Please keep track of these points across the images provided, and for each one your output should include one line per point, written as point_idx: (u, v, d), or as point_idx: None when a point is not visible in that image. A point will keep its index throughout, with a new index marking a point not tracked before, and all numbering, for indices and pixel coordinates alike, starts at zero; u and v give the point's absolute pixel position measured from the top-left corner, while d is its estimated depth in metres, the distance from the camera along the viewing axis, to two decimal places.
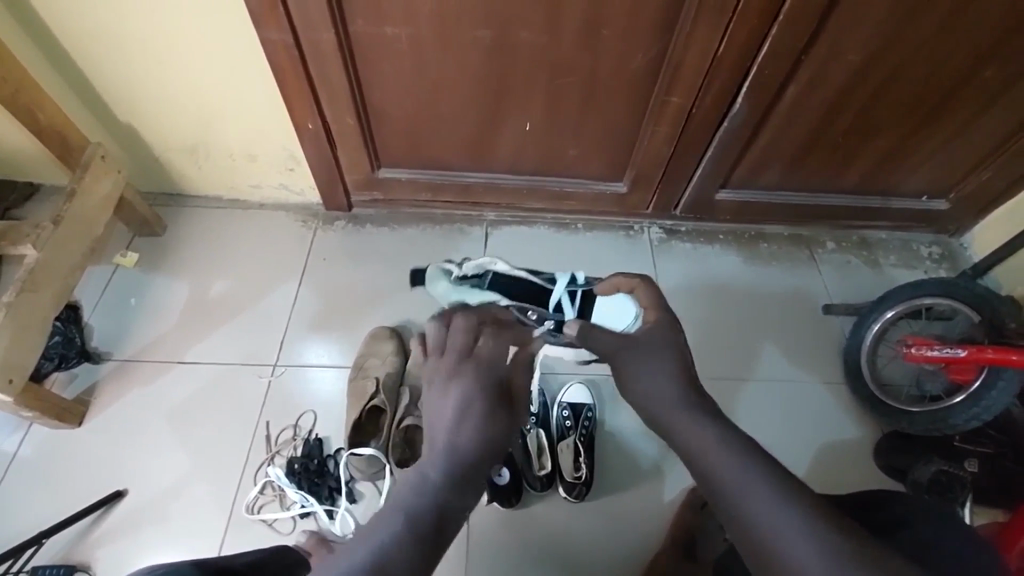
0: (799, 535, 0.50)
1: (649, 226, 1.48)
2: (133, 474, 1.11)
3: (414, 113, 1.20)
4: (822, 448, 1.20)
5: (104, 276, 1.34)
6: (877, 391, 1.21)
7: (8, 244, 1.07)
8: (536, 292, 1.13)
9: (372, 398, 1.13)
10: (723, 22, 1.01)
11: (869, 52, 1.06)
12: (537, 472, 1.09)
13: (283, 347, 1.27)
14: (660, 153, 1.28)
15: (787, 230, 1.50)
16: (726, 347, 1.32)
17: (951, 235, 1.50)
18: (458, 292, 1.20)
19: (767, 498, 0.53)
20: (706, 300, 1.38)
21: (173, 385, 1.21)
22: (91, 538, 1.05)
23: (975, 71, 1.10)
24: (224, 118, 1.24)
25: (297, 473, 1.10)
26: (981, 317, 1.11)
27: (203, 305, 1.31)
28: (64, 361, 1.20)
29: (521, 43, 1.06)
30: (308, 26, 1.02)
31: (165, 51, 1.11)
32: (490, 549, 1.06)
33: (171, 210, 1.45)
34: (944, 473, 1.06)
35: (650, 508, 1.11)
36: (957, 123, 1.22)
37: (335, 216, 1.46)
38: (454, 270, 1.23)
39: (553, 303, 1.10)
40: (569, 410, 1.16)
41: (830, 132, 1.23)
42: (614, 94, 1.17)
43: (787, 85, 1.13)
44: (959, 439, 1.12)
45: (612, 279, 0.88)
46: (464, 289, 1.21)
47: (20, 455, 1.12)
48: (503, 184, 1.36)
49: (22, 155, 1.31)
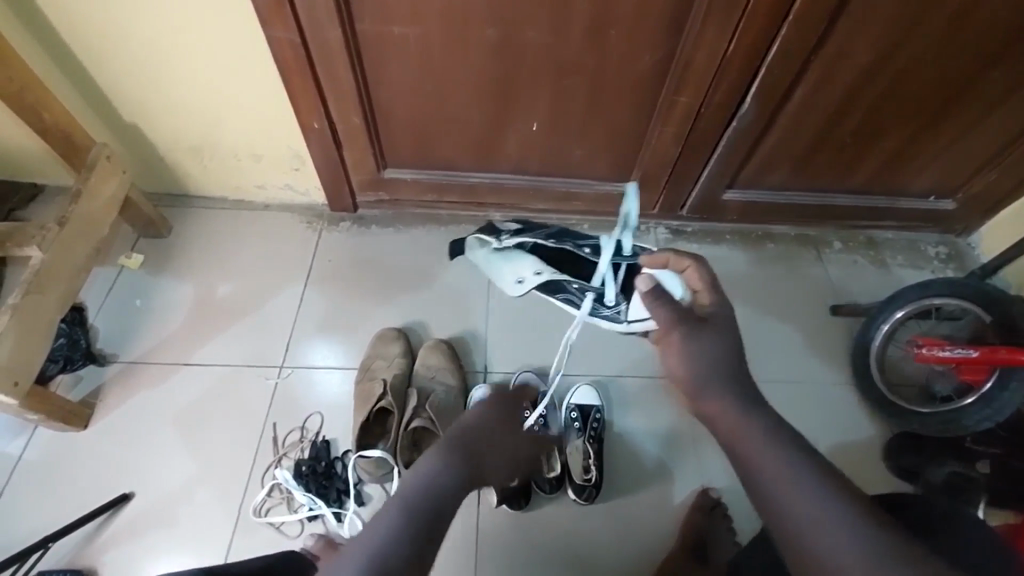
0: (828, 537, 0.49)
1: (655, 227, 1.48)
2: (140, 477, 1.10)
3: (420, 113, 1.20)
4: (831, 449, 1.19)
5: (108, 277, 1.33)
6: (887, 392, 1.20)
7: (13, 245, 1.07)
8: (577, 262, 1.28)
9: (379, 400, 1.12)
10: (732, 21, 1.01)
11: (878, 52, 1.06)
12: (547, 475, 1.08)
13: (288, 349, 1.26)
14: (667, 154, 1.28)
15: (794, 231, 1.49)
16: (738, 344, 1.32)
17: (958, 235, 1.50)
18: (501, 259, 1.34)
19: (790, 498, 0.53)
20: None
21: (180, 387, 1.20)
22: (97, 541, 1.05)
23: (984, 70, 1.10)
24: (231, 119, 1.24)
25: (305, 476, 1.09)
26: (991, 318, 1.11)
27: (209, 306, 1.31)
28: (70, 362, 1.19)
29: (529, 43, 1.05)
30: (315, 26, 1.02)
31: (169, 49, 1.10)
32: (499, 551, 1.05)
33: (175, 211, 1.44)
34: (955, 473, 1.11)
35: (661, 509, 1.10)
36: (965, 124, 1.21)
37: (341, 217, 1.45)
38: (494, 241, 1.35)
39: (597, 279, 1.17)
40: (577, 412, 1.16)
41: (837, 133, 1.23)
42: (622, 95, 1.16)
43: (796, 84, 1.12)
44: (970, 441, 1.15)
45: (660, 253, 0.83)
46: (507, 256, 1.34)
47: (24, 459, 1.11)
48: (509, 184, 1.36)
49: (26, 155, 1.30)
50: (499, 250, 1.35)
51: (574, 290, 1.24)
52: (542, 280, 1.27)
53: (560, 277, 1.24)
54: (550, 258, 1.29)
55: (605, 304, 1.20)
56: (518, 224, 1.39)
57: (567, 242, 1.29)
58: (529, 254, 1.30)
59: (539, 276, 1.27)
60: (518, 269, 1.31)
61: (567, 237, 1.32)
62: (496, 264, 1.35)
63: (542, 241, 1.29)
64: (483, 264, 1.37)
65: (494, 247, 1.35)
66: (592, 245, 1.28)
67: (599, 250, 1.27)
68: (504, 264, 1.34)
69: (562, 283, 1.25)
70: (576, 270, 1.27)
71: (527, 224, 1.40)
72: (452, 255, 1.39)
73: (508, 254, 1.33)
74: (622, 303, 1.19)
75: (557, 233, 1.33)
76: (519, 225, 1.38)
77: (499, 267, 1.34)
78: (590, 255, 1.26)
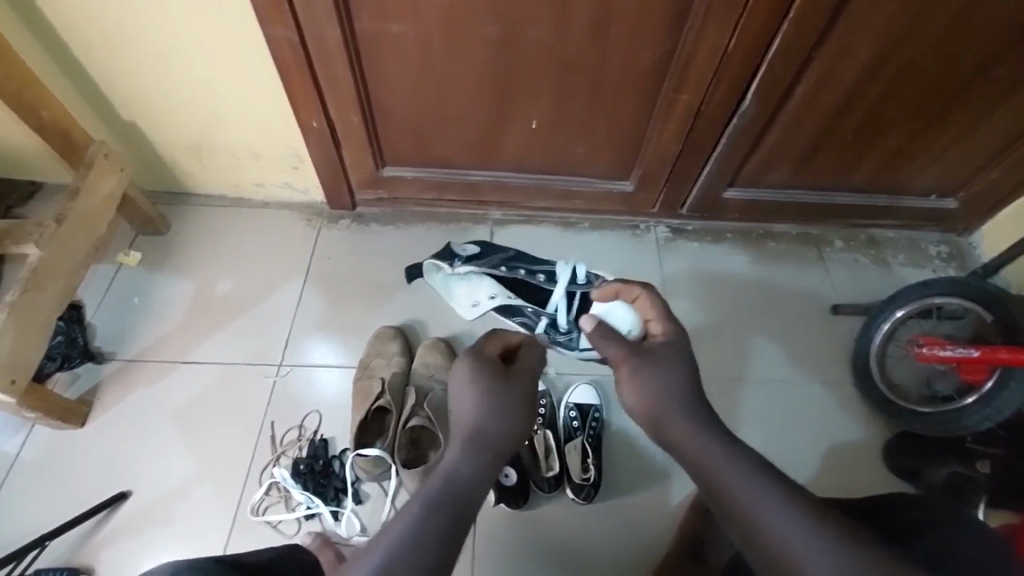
0: (825, 538, 0.49)
1: (655, 225, 1.47)
2: (137, 475, 1.10)
3: (419, 111, 1.19)
4: (831, 449, 1.19)
5: (106, 275, 1.33)
6: (887, 392, 1.20)
7: (11, 243, 1.06)
8: (534, 289, 1.26)
9: (378, 398, 1.12)
10: (733, 20, 1.00)
11: (880, 50, 1.05)
12: (545, 474, 1.08)
13: (287, 347, 1.26)
14: (667, 152, 1.27)
15: (795, 229, 1.48)
16: (721, 355, 1.29)
17: (959, 234, 1.49)
18: (457, 282, 1.30)
19: (785, 500, 0.52)
20: (713, 301, 1.37)
21: (178, 385, 1.20)
22: (95, 539, 1.04)
23: (986, 70, 1.09)
24: (229, 117, 1.24)
25: (303, 474, 1.09)
26: (992, 317, 1.11)
27: (208, 303, 1.31)
28: (67, 360, 1.18)
29: (528, 41, 1.05)
30: (313, 24, 1.01)
31: (167, 45, 1.10)
32: (498, 550, 1.05)
33: (174, 208, 1.44)
34: (957, 474, 1.07)
35: (660, 508, 1.10)
36: (967, 123, 1.20)
37: (340, 215, 1.45)
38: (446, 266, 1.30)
39: (551, 305, 1.20)
40: (576, 411, 1.16)
41: (839, 131, 1.22)
42: (622, 93, 1.16)
43: (797, 83, 1.12)
44: (971, 441, 1.11)
45: (612, 285, 0.87)
46: (463, 279, 1.30)
47: (22, 456, 1.11)
48: (509, 183, 1.35)
49: (25, 154, 1.30)
50: (454, 275, 1.30)
51: (529, 313, 1.23)
52: (498, 304, 1.25)
53: (516, 301, 1.24)
54: (509, 283, 1.28)
55: (557, 330, 1.20)
56: (477, 246, 1.33)
57: (521, 268, 1.27)
58: (485, 277, 1.28)
59: (494, 300, 1.26)
60: (475, 293, 1.29)
61: (525, 262, 1.29)
62: (453, 287, 1.31)
63: (498, 271, 1.26)
64: (440, 288, 1.32)
65: (449, 272, 1.30)
66: (546, 271, 1.25)
67: (553, 276, 1.23)
68: (461, 288, 1.30)
69: (518, 307, 1.24)
70: (533, 295, 1.26)
71: (484, 247, 1.34)
72: (411, 280, 1.33)
73: (463, 279, 1.30)
74: (576, 331, 1.20)
75: (513, 258, 1.30)
76: (475, 251, 1.32)
77: (456, 291, 1.30)
78: (543, 282, 1.23)
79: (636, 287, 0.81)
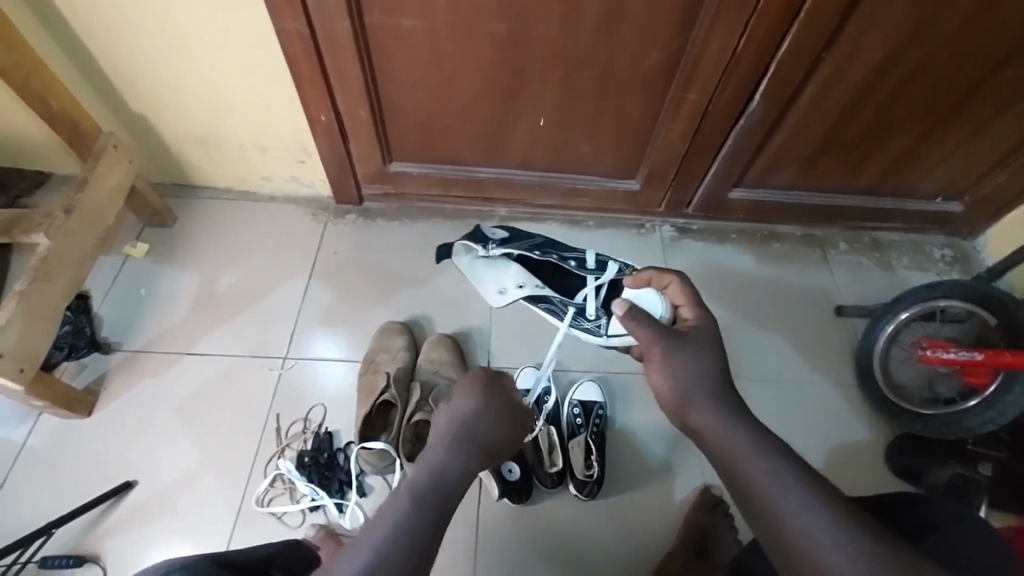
0: (834, 533, 0.50)
1: (660, 224, 1.47)
2: (143, 465, 1.11)
3: (427, 107, 1.20)
4: (834, 449, 1.20)
5: (113, 266, 1.33)
6: (890, 394, 1.20)
7: (19, 233, 1.07)
8: (562, 274, 1.18)
9: (382, 393, 1.12)
10: (742, 20, 1.00)
11: (888, 52, 1.05)
12: (548, 469, 1.09)
13: (293, 340, 1.26)
14: (675, 152, 1.27)
15: (800, 231, 1.49)
16: (740, 351, 1.31)
17: (964, 238, 1.49)
18: (486, 265, 1.29)
19: (794, 496, 0.53)
20: (723, 300, 1.37)
21: (183, 376, 1.20)
22: (101, 528, 1.05)
23: (994, 74, 1.09)
24: (237, 110, 1.24)
25: (307, 466, 1.10)
26: (997, 321, 1.11)
27: (214, 296, 1.31)
28: (74, 350, 1.19)
29: (538, 37, 1.05)
30: (323, 18, 1.02)
31: (177, 39, 1.10)
32: (501, 545, 1.06)
33: (181, 200, 1.44)
34: (960, 476, 1.11)
35: (663, 506, 1.10)
36: (973, 127, 1.21)
37: (346, 210, 1.45)
38: (478, 249, 1.29)
39: (579, 294, 1.12)
40: (580, 408, 1.16)
41: (845, 133, 1.22)
42: (629, 92, 1.16)
43: (805, 83, 1.12)
44: (971, 443, 1.15)
45: (643, 273, 0.85)
46: (493, 264, 1.28)
47: (29, 445, 1.12)
48: (515, 180, 1.36)
49: (33, 144, 1.31)
50: (485, 258, 1.29)
51: (557, 302, 1.16)
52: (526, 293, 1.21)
53: (545, 290, 1.18)
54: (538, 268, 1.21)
55: (584, 317, 1.12)
56: (505, 232, 1.31)
57: (552, 255, 1.20)
58: (514, 264, 1.24)
59: (521, 289, 1.22)
60: (502, 280, 1.26)
61: (551, 250, 1.22)
62: (480, 270, 1.31)
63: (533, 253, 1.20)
64: (466, 269, 1.32)
65: (479, 255, 1.29)
66: (577, 258, 1.17)
67: (584, 264, 1.15)
68: (489, 273, 1.29)
69: (544, 295, 1.18)
70: (563, 281, 1.18)
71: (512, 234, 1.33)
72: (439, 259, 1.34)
73: (491, 261, 1.27)
74: (603, 317, 1.10)
75: (543, 245, 1.25)
76: (504, 234, 1.30)
77: (483, 275, 1.30)
78: (574, 269, 1.15)
79: (668, 274, 0.80)
